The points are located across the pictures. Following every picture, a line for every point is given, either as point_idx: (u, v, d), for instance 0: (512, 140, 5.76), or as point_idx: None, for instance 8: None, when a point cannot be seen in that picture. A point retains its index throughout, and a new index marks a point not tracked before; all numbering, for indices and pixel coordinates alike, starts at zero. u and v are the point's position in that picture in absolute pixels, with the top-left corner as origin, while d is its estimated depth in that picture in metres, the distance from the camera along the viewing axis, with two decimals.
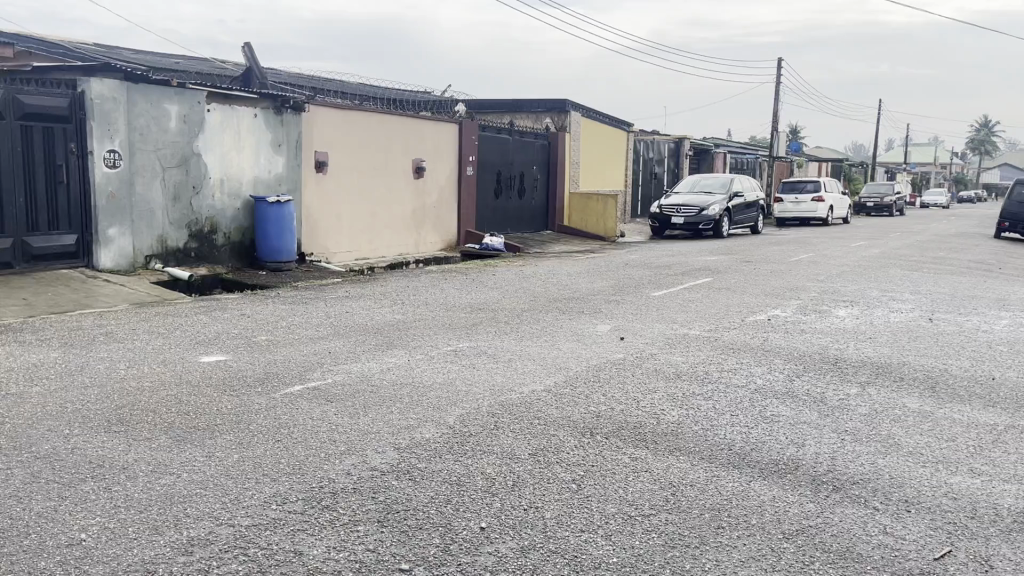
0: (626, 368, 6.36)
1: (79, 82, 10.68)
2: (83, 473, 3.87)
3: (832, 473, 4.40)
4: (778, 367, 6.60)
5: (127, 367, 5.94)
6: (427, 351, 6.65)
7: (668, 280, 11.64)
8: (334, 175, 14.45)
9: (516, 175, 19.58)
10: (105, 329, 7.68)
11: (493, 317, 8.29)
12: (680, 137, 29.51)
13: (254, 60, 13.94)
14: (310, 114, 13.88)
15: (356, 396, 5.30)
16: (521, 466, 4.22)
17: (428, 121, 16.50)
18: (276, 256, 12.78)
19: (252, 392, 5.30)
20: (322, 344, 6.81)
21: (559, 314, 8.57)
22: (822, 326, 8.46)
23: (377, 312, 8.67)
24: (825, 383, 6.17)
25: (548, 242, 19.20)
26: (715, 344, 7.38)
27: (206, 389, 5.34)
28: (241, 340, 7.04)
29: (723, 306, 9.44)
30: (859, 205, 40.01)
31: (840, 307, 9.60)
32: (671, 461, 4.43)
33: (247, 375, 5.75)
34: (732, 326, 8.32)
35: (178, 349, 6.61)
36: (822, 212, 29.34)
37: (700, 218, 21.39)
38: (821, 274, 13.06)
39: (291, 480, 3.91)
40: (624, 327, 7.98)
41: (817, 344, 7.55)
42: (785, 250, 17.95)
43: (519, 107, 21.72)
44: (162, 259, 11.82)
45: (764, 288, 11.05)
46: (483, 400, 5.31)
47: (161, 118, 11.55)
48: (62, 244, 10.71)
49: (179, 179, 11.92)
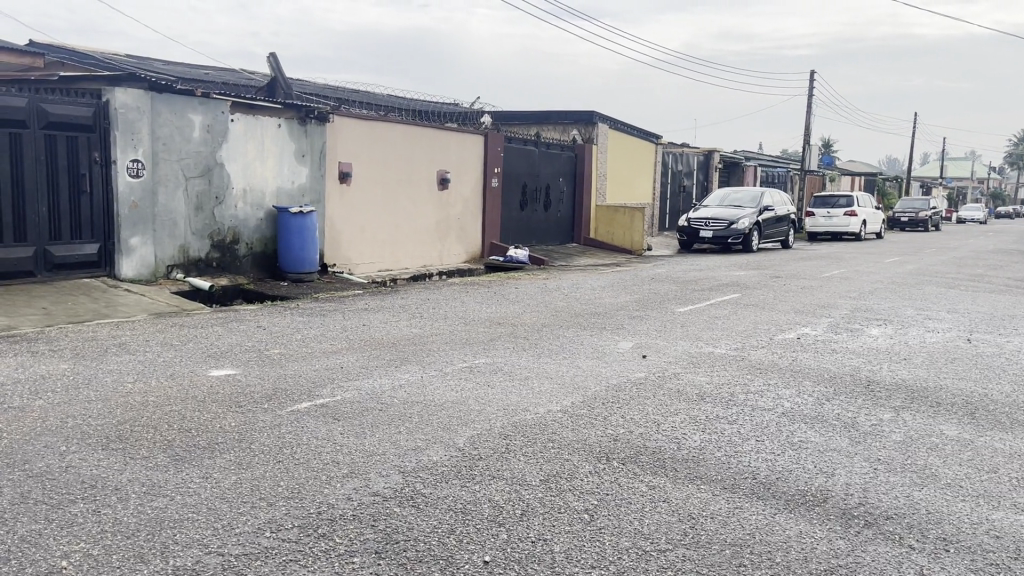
0: (647, 388, 6.13)
1: (104, 91, 10.70)
2: (74, 494, 3.72)
3: (864, 507, 4.13)
4: (807, 390, 6.31)
5: (134, 381, 5.81)
6: (441, 367, 6.46)
7: (695, 296, 11.36)
8: (358, 186, 14.36)
9: (542, 188, 19.40)
10: (120, 340, 7.59)
11: (512, 332, 8.09)
12: (709, 150, 29.18)
13: (279, 71, 13.92)
14: (335, 125, 13.81)
15: (365, 414, 5.13)
16: (531, 494, 4.01)
17: (454, 133, 16.39)
18: (298, 267, 12.67)
19: (258, 409, 5.15)
20: (334, 359, 6.65)
21: (581, 330, 8.34)
22: (854, 346, 8.15)
23: (394, 325, 8.50)
24: (858, 407, 5.89)
25: (573, 255, 18.97)
26: (741, 364, 7.12)
27: (212, 405, 5.19)
28: (252, 353, 6.90)
29: (751, 324, 9.15)
30: (893, 219, 39.30)
31: (873, 326, 9.26)
32: (691, 490, 4.19)
33: (254, 390, 5.59)
34: (759, 344, 8.04)
35: (188, 362, 6.48)
36: (855, 227, 28.79)
37: (729, 232, 21.04)
38: (854, 291, 12.68)
39: (288, 505, 3.73)
40: (646, 344, 7.75)
41: (848, 365, 7.26)
42: (816, 266, 17.56)
43: (546, 118, 21.56)
44: (183, 269, 11.77)
45: (794, 305, 10.75)
46: (496, 421, 5.10)
47: (185, 128, 11.52)
48: (84, 253, 10.70)
49: (202, 188, 11.87)
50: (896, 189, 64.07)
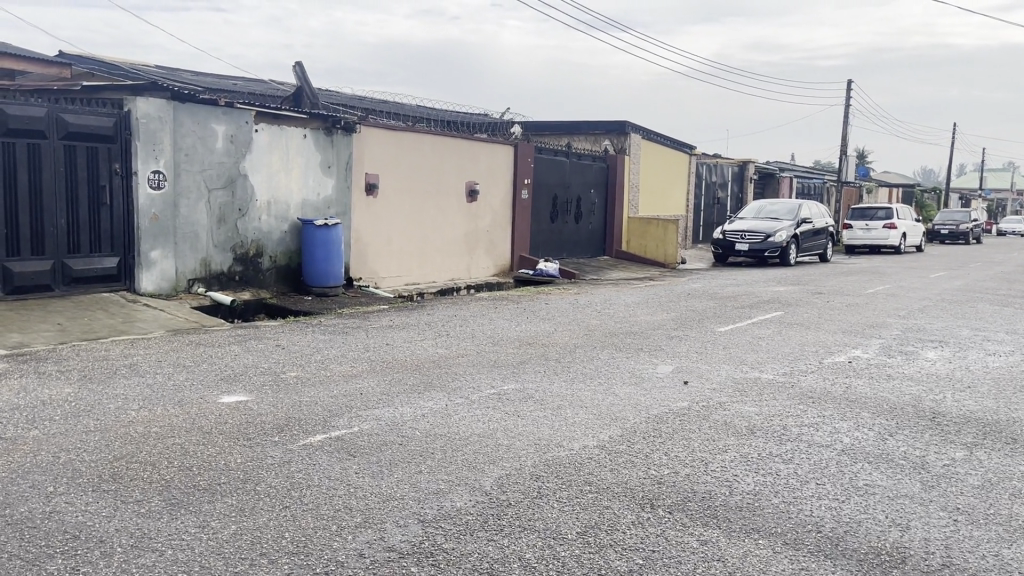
0: (692, 420, 5.61)
1: (126, 100, 10.43)
2: (54, 547, 3.32)
3: (949, 569, 3.59)
4: (867, 423, 5.75)
5: (139, 408, 5.42)
6: (468, 394, 6.01)
7: (734, 313, 10.81)
8: (384, 198, 13.99)
9: (573, 200, 18.93)
10: (132, 360, 7.23)
11: (544, 354, 7.63)
12: (745, 161, 28.57)
13: (305, 80, 13.63)
14: (362, 135, 13.47)
15: (382, 450, 4.69)
16: (567, 551, 3.53)
17: (484, 144, 15.99)
18: (323, 281, 12.32)
19: (268, 443, 4.73)
20: (354, 383, 6.22)
21: (616, 352, 7.84)
22: (911, 371, 7.57)
23: (419, 345, 8.07)
24: (925, 444, 5.33)
25: (605, 268, 18.46)
26: (792, 391, 6.58)
27: (218, 438, 4.77)
28: (268, 376, 6.49)
29: (797, 345, 8.59)
30: (933, 231, 38.27)
31: (928, 349, 8.67)
32: (747, 547, 3.69)
33: (265, 421, 5.17)
34: (809, 369, 7.49)
35: (199, 387, 6.07)
36: (894, 240, 27.97)
37: (766, 245, 20.43)
38: (902, 309, 12.03)
39: (293, 563, 3.29)
40: (688, 369, 7.23)
41: (908, 393, 6.69)
42: (858, 281, 16.91)
43: (578, 128, 21.11)
44: (205, 283, 11.44)
45: (841, 324, 10.16)
46: (527, 458, 4.64)
47: (208, 138, 11.23)
48: (103, 266, 10.39)
49: (225, 200, 11.56)
50: (935, 201, 62.79)
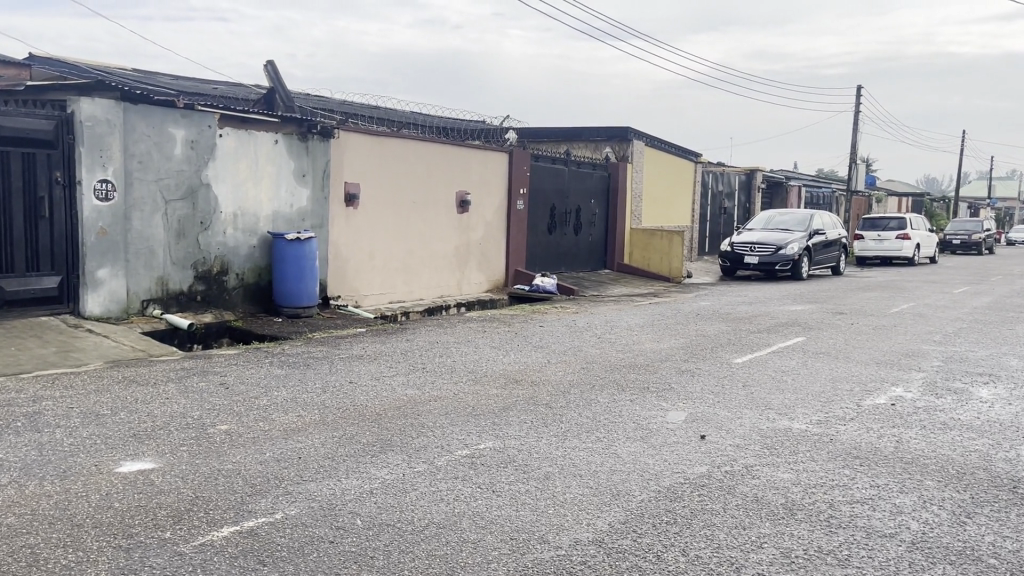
0: (715, 495, 4.42)
1: (69, 101, 9.24)
2: None
3: None
4: (934, 498, 4.54)
5: (7, 483, 4.23)
6: (432, 458, 4.81)
7: (751, 340, 9.57)
8: (365, 210, 12.81)
9: (572, 210, 17.76)
10: (40, 405, 6.04)
11: (531, 397, 6.43)
12: (752, 169, 27.40)
13: (278, 81, 12.49)
14: (341, 141, 12.32)
15: (305, 555, 3.48)
16: None
17: (475, 151, 14.81)
18: (294, 301, 11.13)
19: (153, 544, 3.52)
20: (293, 443, 5.03)
21: (619, 393, 6.63)
22: (967, 418, 6.34)
23: (386, 384, 6.87)
24: (1015, 531, 4.12)
25: (606, 284, 17.29)
26: (831, 449, 5.37)
27: (87, 537, 3.58)
28: (193, 430, 5.31)
29: (827, 382, 7.39)
30: (944, 242, 37.12)
31: (979, 386, 7.44)
32: None
33: (163, 505, 3.96)
34: (847, 415, 6.27)
35: (99, 448, 4.88)
36: (909, 250, 26.72)
37: (777, 257, 19.26)
38: (936, 333, 10.78)
39: None
40: (703, 417, 6.01)
41: (974, 450, 5.47)
42: (877, 297, 15.72)
43: (577, 134, 19.95)
44: (161, 304, 10.27)
45: (874, 354, 8.92)
46: (497, 566, 3.45)
47: (165, 143, 10.07)
48: (41, 287, 9.19)
49: (184, 213, 10.38)
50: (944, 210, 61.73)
